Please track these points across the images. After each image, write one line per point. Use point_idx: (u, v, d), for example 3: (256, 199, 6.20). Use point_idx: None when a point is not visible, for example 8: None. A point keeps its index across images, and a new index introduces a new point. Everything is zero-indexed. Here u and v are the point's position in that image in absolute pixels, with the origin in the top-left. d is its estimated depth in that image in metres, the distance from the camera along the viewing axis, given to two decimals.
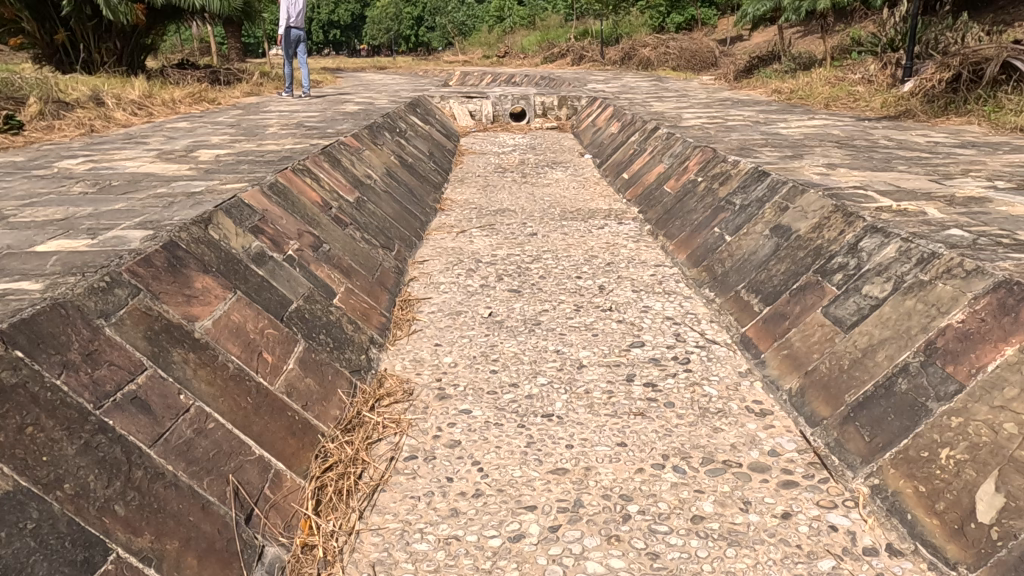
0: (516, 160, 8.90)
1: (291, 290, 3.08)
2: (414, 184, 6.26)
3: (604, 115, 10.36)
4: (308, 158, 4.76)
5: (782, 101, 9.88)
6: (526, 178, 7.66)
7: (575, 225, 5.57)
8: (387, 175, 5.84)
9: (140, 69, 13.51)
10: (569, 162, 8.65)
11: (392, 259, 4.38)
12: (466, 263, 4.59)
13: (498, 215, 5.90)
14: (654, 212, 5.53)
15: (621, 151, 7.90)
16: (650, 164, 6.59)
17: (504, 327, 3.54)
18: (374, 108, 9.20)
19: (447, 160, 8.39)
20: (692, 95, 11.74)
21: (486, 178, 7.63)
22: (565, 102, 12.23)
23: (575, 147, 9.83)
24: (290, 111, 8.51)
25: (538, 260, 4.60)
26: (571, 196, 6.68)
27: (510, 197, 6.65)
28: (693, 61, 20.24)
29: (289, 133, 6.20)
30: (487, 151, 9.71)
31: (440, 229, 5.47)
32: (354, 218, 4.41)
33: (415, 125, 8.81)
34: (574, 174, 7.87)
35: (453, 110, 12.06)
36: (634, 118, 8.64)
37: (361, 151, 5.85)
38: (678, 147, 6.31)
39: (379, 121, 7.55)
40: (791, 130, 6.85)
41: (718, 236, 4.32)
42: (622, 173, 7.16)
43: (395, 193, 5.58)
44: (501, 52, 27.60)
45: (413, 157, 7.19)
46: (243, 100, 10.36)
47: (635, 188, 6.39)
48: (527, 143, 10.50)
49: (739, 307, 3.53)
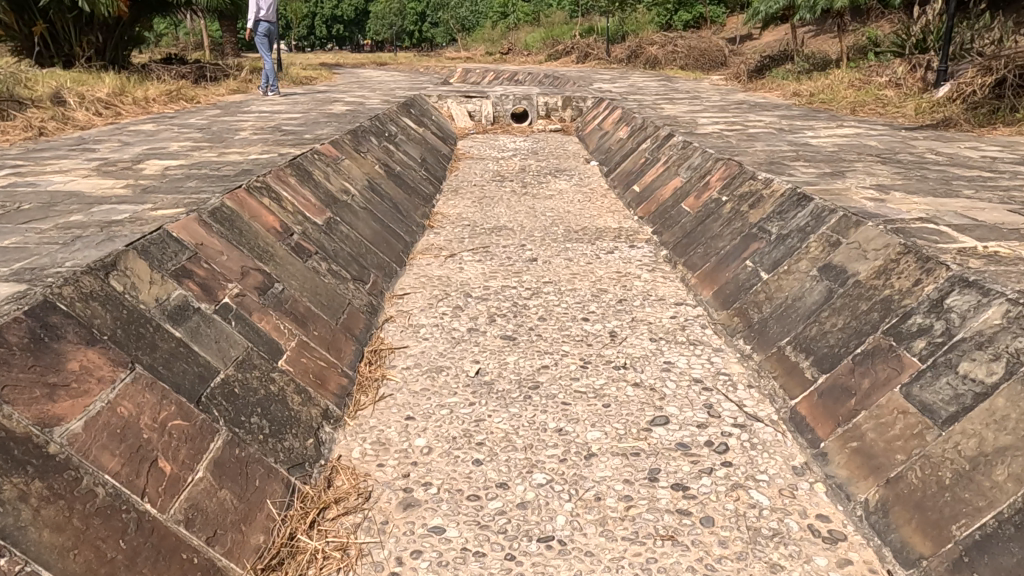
0: (516, 167, 8.23)
1: (220, 354, 2.41)
2: (400, 198, 5.59)
3: (612, 118, 9.66)
4: (270, 172, 4.09)
5: (804, 105, 9.19)
6: (526, 189, 6.98)
7: (581, 248, 4.90)
8: (369, 189, 5.17)
9: (123, 64, 12.82)
10: (574, 170, 7.97)
11: (366, 295, 3.71)
12: (453, 298, 3.92)
13: (493, 234, 5.23)
14: (671, 235, 4.86)
15: (632, 159, 7.21)
16: (664, 177, 5.92)
17: (494, 390, 2.87)
18: (363, 109, 8.53)
19: (441, 168, 7.70)
20: (704, 97, 11.05)
21: (482, 189, 6.96)
22: (570, 102, 11.55)
23: (581, 153, 9.14)
24: (270, 112, 7.83)
25: (537, 295, 3.93)
26: (575, 211, 6.00)
27: (508, 211, 5.98)
28: (703, 60, 19.54)
29: (261, 139, 5.53)
30: (485, 156, 9.03)
31: (426, 251, 4.81)
32: (321, 246, 3.74)
33: (407, 128, 8.13)
34: (579, 184, 7.19)
35: (451, 110, 11.39)
36: (645, 123, 7.94)
37: (339, 161, 5.17)
38: (696, 158, 5.63)
39: (366, 125, 6.87)
40: (821, 139, 6.17)
41: (751, 271, 3.64)
42: (632, 186, 6.48)
43: (376, 210, 4.91)
44: (505, 49, 26.89)
45: (402, 165, 6.52)
46: (226, 98, 9.70)
47: (647, 205, 5.72)
48: (528, 147, 9.82)
49: (785, 369, 2.86)
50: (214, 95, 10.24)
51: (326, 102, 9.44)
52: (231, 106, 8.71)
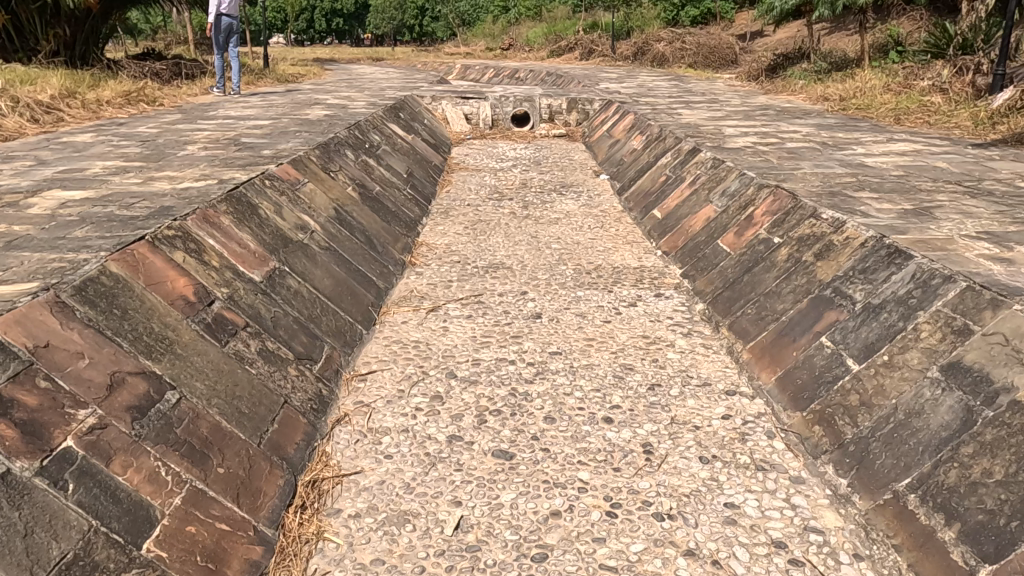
0: (516, 181, 7.29)
1: (30, 560, 1.53)
2: (375, 227, 4.64)
3: (623, 124, 8.70)
4: (198, 210, 3.14)
5: (838, 112, 8.28)
6: (527, 210, 6.04)
7: (596, 298, 3.97)
8: (335, 220, 4.22)
9: (94, 59, 11.80)
10: (581, 186, 7.02)
11: (313, 382, 2.78)
12: (432, 379, 2.99)
13: (488, 275, 4.31)
14: (705, 283, 3.93)
15: (650, 177, 6.27)
16: (691, 204, 4.98)
17: (480, 565, 1.96)
18: (345, 113, 7.57)
19: (430, 184, 6.75)
20: (722, 100, 10.08)
21: (476, 210, 6.02)
22: (576, 105, 10.60)
23: (588, 164, 8.18)
24: (235, 119, 6.86)
25: (543, 376, 3.00)
26: (585, 243, 5.06)
27: (505, 242, 5.06)
28: (713, 58, 18.56)
29: (208, 157, 4.59)
30: (482, 167, 8.08)
31: (404, 301, 3.88)
32: (254, 318, 2.80)
33: (393, 136, 7.20)
34: (588, 205, 6.25)
35: (445, 113, 10.45)
36: (664, 133, 6.98)
37: (298, 186, 4.22)
38: (732, 183, 4.69)
39: (341, 135, 5.91)
40: (876, 157, 5.25)
41: (830, 357, 2.71)
42: (652, 210, 5.54)
43: (344, 250, 3.97)
44: (506, 44, 25.90)
45: (383, 185, 5.58)
46: (195, 101, 8.73)
47: (672, 238, 4.78)
48: (530, 155, 8.88)
49: (914, 539, 1.94)
50: (182, 96, 9.25)
51: (306, 105, 8.48)
52: (195, 110, 7.73)
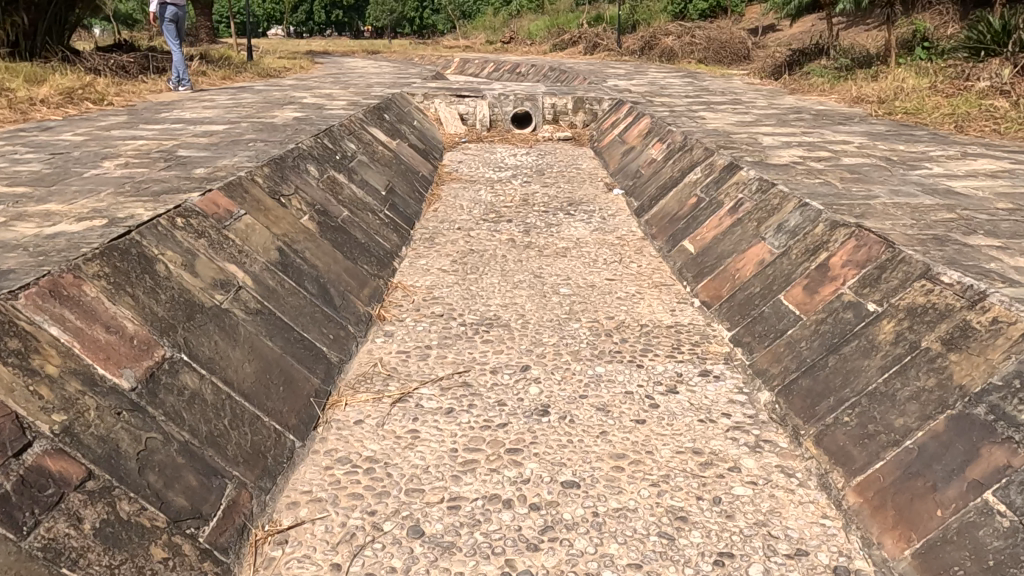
0: (517, 197, 6.27)
1: None
2: (336, 270, 3.63)
3: (637, 129, 7.67)
4: (47, 275, 2.13)
5: (883, 117, 7.28)
6: (528, 237, 5.03)
7: (620, 376, 2.97)
8: (277, 267, 3.21)
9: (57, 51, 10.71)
10: (592, 205, 6.00)
11: (194, 565, 1.79)
12: (388, 540, 2.00)
13: (477, 339, 3.31)
14: (770, 362, 2.92)
15: (674, 197, 5.26)
16: (736, 239, 3.97)
17: None
18: (319, 116, 6.54)
19: (414, 202, 5.74)
20: (746, 101, 9.06)
21: (468, 238, 5.01)
22: (582, 105, 9.58)
23: (598, 175, 7.16)
24: (187, 123, 5.84)
25: (554, 535, 2.01)
26: (602, 286, 4.05)
27: (502, 284, 4.05)
28: (724, 53, 17.56)
29: (120, 180, 3.57)
30: (477, 178, 7.06)
31: (364, 383, 2.88)
32: (105, 461, 1.80)
33: (373, 143, 6.19)
34: (601, 230, 5.24)
35: (438, 112, 9.46)
36: (690, 143, 5.96)
37: (229, 221, 3.21)
38: (791, 216, 3.68)
39: (306, 146, 4.90)
40: (961, 179, 4.26)
41: (1008, 535, 1.73)
42: (682, 241, 4.53)
43: (283, 312, 2.95)
44: (506, 37, 24.81)
45: (354, 208, 4.57)
46: (153, 100, 7.69)
47: (713, 285, 3.78)
48: (531, 163, 7.87)
49: None
50: (141, 94, 8.21)
51: (278, 105, 7.47)
52: (145, 112, 6.69)
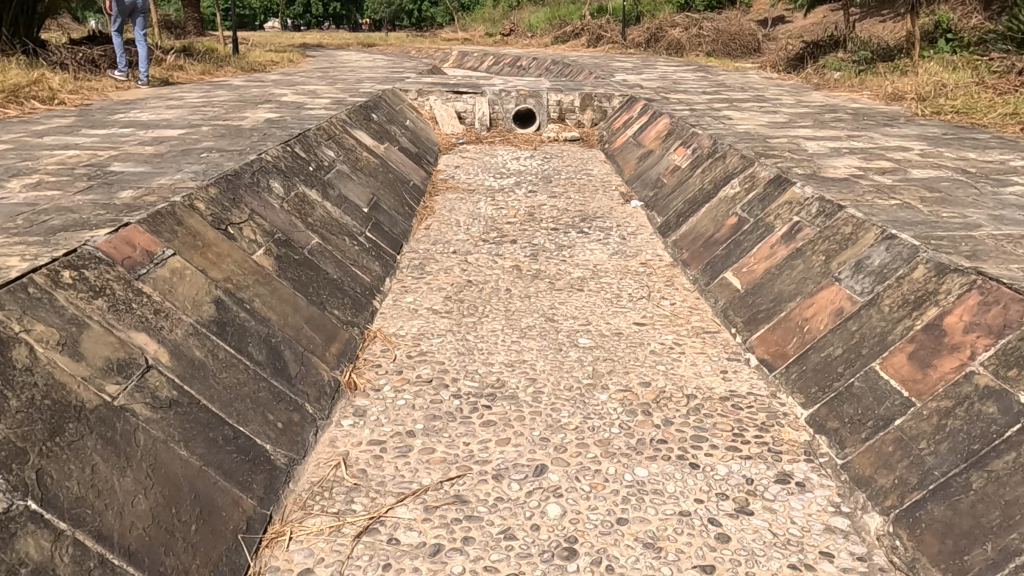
0: (521, 210, 5.49)
1: None
2: (294, 323, 2.85)
3: (653, 130, 6.89)
4: None
5: (931, 117, 6.49)
6: (536, 263, 4.24)
7: (670, 482, 2.19)
8: (211, 329, 2.43)
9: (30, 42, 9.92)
10: (608, 220, 5.21)
11: None
12: None
13: (475, 418, 2.53)
14: (874, 466, 2.15)
15: (707, 215, 4.47)
16: (797, 278, 3.20)
17: None
18: (296, 117, 5.75)
19: (403, 218, 4.96)
20: (770, 99, 8.27)
21: (465, 266, 4.23)
22: (590, 102, 8.79)
23: (612, 183, 6.39)
24: (139, 127, 5.03)
25: None
26: (630, 334, 3.27)
27: (506, 330, 3.27)
28: (734, 45, 16.77)
29: (16, 209, 2.78)
30: (475, 187, 6.27)
31: (322, 500, 2.11)
32: None
33: (357, 149, 5.41)
34: (622, 254, 4.46)
35: (433, 111, 8.68)
36: (721, 149, 5.16)
37: (147, 266, 2.43)
38: (874, 253, 2.91)
39: (272, 156, 4.12)
40: None
41: None
42: (723, 272, 3.75)
43: (210, 397, 2.18)
44: (506, 29, 24.00)
45: (327, 233, 3.78)
46: (115, 99, 6.89)
47: (773, 339, 3.00)
48: (536, 167, 7.10)
49: None
50: (105, 92, 7.41)
51: (253, 104, 6.66)
52: (98, 112, 5.88)
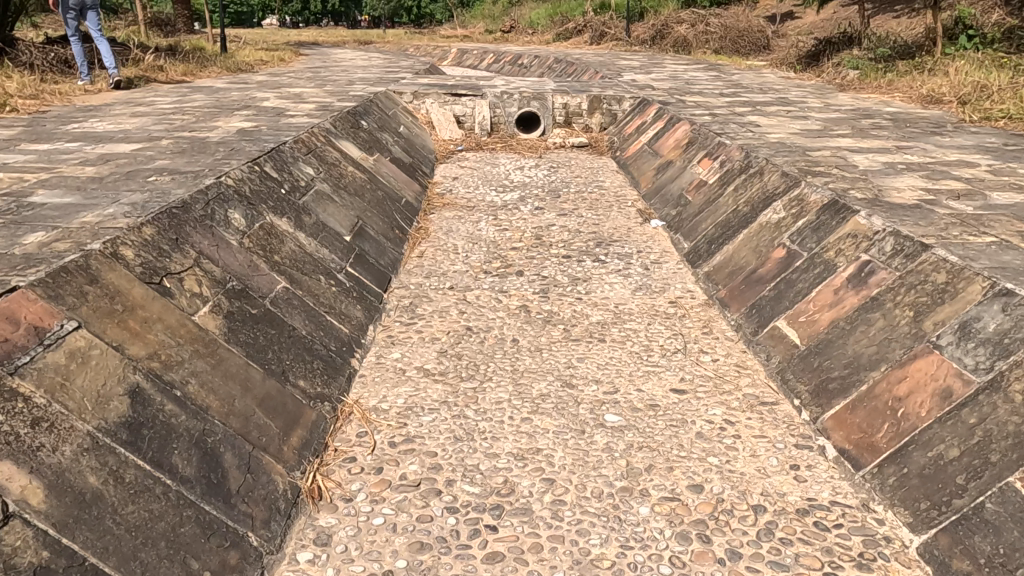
0: (527, 231, 4.85)
1: None
2: (243, 408, 2.21)
3: (671, 137, 6.27)
4: None
5: (980, 123, 5.85)
6: (547, 303, 3.62)
7: None
8: (117, 438, 1.80)
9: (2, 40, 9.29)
10: (627, 244, 4.59)
11: None
12: None
13: (478, 548, 1.91)
14: None
15: (746, 244, 3.84)
16: (878, 340, 2.56)
17: None
18: (274, 126, 5.12)
19: (394, 244, 4.33)
20: (795, 101, 7.63)
21: (463, 306, 3.60)
22: (599, 105, 8.14)
23: (627, 197, 5.77)
24: (90, 140, 4.40)
25: None
26: (668, 406, 2.64)
27: (513, 402, 2.65)
28: (742, 42, 16.11)
29: None
30: (474, 202, 5.63)
31: None
32: None
33: (342, 164, 4.78)
34: (647, 290, 3.83)
35: (430, 115, 8.05)
36: (756, 164, 4.53)
37: (29, 353, 1.79)
38: (986, 315, 2.27)
39: (236, 177, 3.49)
40: None
41: None
42: (775, 321, 3.11)
43: (103, 551, 1.57)
44: (506, 26, 23.34)
45: (297, 274, 3.15)
46: (77, 104, 6.25)
47: (856, 424, 2.35)
48: (542, 178, 6.47)
49: None
50: (69, 97, 6.76)
51: (229, 111, 6.02)
52: (51, 121, 5.23)
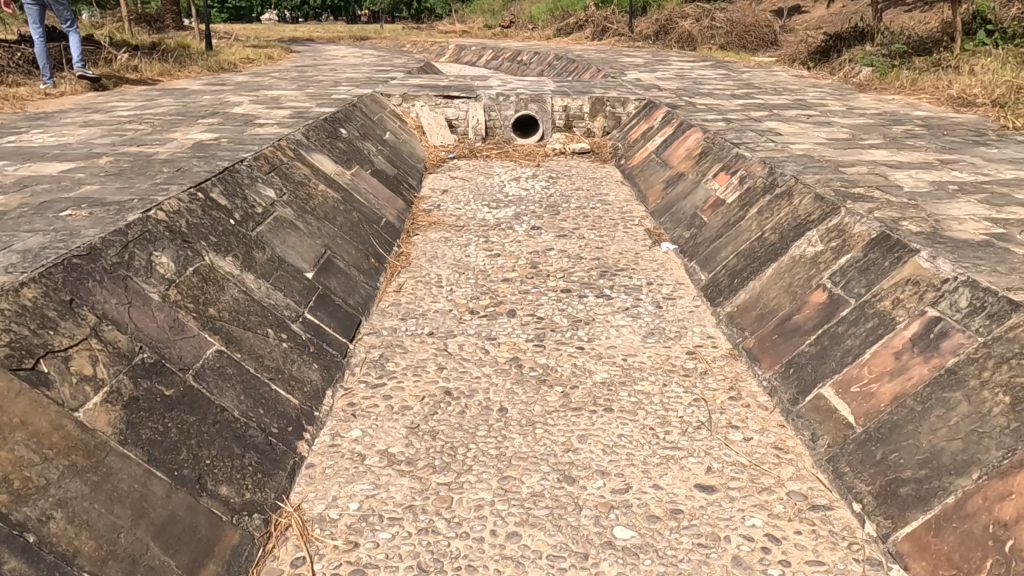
0: (522, 258, 4.28)
1: None
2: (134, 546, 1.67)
3: (681, 145, 5.69)
4: None
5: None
6: (543, 355, 3.06)
7: None
8: None
9: None
10: (634, 274, 4.03)
11: None
12: None
13: None
14: None
15: (776, 281, 3.27)
16: (963, 432, 2.00)
17: None
18: (237, 138, 4.55)
19: (367, 277, 3.77)
20: (814, 104, 7.04)
21: (443, 359, 3.04)
22: (601, 107, 7.56)
23: (633, 214, 5.20)
24: (19, 158, 3.83)
25: None
26: (694, 513, 2.08)
27: (497, 507, 2.09)
28: (749, 38, 15.51)
29: None
30: (464, 221, 5.07)
31: None
32: None
33: (311, 182, 4.21)
34: (661, 336, 3.27)
35: (420, 119, 7.49)
36: (782, 182, 3.96)
37: None
38: None
39: (171, 208, 2.92)
40: None
41: None
42: (819, 388, 2.55)
43: None
44: (506, 21, 22.72)
45: (237, 332, 2.59)
46: (28, 111, 5.68)
47: (945, 554, 1.81)
48: (540, 191, 5.90)
49: None
50: (24, 103, 6.18)
51: (194, 118, 5.44)
52: None
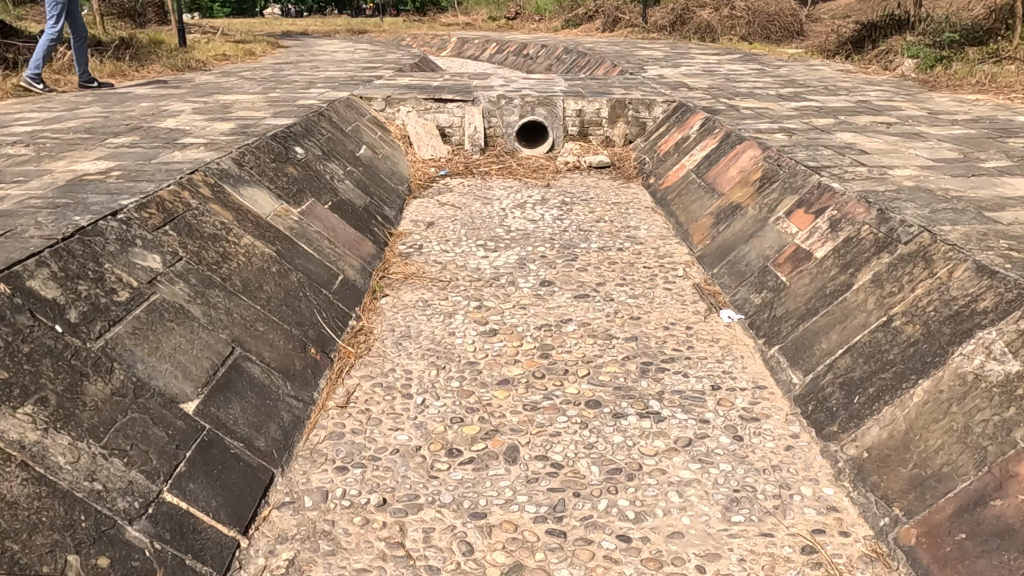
0: (527, 338, 3.05)
1: None
2: None
3: (731, 164, 4.43)
4: None
5: None
6: (561, 559, 1.84)
7: None
8: None
9: None
10: (690, 368, 2.79)
11: None
12: None
13: None
14: None
15: (935, 418, 2.03)
16: None
17: None
18: (136, 169, 3.32)
19: (297, 385, 2.55)
20: (882, 107, 5.77)
21: (394, 569, 1.82)
22: (622, 110, 6.30)
23: (674, 260, 3.96)
24: None
25: None
26: None
27: None
28: (772, 28, 14.19)
29: None
30: (451, 271, 3.84)
31: None
32: None
33: (228, 234, 2.98)
34: (752, 505, 2.04)
35: (405, 126, 6.24)
36: (908, 235, 2.70)
37: None
38: None
39: None
40: None
41: None
42: None
43: None
44: (512, 11, 21.36)
45: None
46: None
47: None
48: (550, 222, 4.67)
49: None
50: None
51: (104, 136, 4.21)
52: None
